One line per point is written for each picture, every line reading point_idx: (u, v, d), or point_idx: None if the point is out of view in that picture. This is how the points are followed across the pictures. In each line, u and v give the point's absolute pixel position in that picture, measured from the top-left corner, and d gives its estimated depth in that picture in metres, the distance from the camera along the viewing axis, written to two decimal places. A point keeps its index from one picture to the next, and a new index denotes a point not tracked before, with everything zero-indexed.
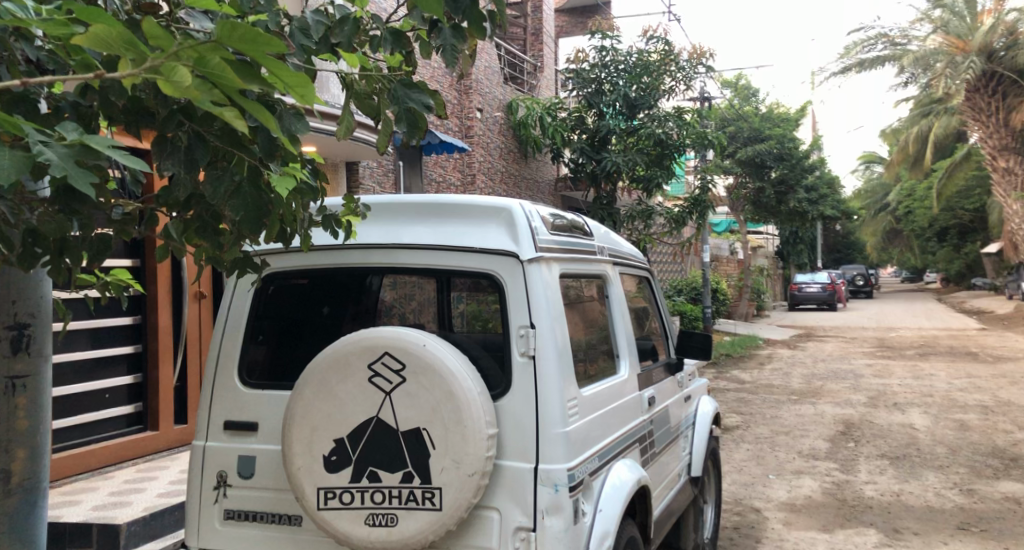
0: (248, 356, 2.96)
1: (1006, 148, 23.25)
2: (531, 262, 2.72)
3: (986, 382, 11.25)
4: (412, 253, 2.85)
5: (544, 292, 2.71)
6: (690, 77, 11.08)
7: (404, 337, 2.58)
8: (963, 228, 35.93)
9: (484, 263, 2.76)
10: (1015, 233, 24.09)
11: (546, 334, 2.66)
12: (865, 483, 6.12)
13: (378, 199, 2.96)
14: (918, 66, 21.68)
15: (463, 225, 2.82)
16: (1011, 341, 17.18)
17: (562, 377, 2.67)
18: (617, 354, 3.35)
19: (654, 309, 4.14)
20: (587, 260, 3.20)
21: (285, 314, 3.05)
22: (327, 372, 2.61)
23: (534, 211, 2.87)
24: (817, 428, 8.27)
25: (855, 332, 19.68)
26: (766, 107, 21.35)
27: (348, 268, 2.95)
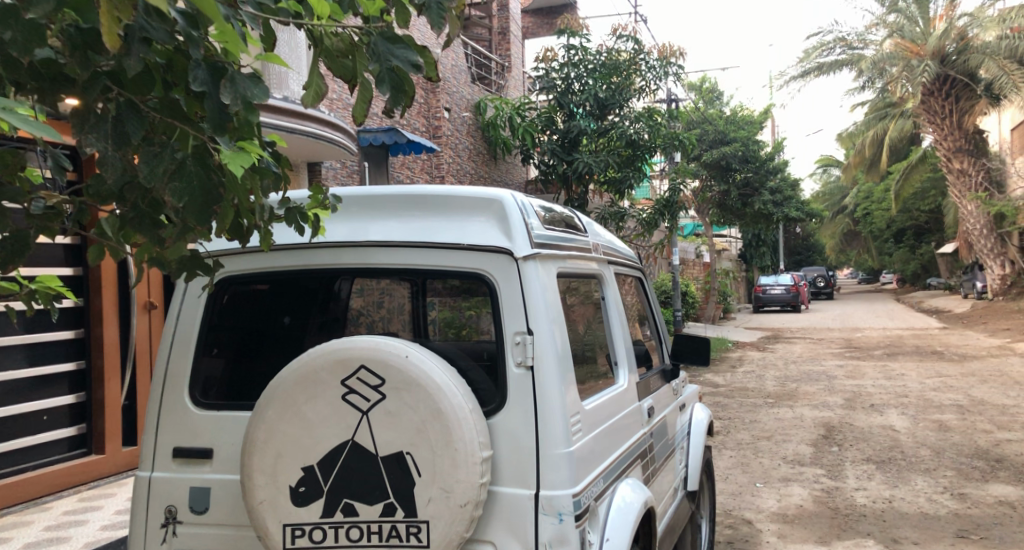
0: (202, 370, 2.59)
1: (960, 150, 23.69)
2: (526, 259, 2.40)
3: (957, 381, 11.24)
4: (391, 251, 2.51)
5: (541, 293, 2.39)
6: (660, 78, 10.89)
7: (383, 348, 2.24)
8: (919, 230, 36.64)
9: (471, 263, 2.44)
10: (972, 234, 24.51)
11: (546, 341, 2.34)
12: (855, 489, 5.93)
13: (349, 191, 2.62)
14: (875, 71, 22.00)
15: (447, 220, 2.49)
16: (974, 339, 17.37)
17: (563, 389, 2.35)
18: (615, 363, 3.06)
19: (647, 313, 3.85)
20: (582, 259, 2.89)
21: (242, 325, 2.67)
22: (293, 389, 2.25)
23: (526, 203, 2.55)
24: (798, 432, 8.11)
25: (822, 334, 19.75)
26: (730, 110, 21.43)
27: (317, 270, 2.60)
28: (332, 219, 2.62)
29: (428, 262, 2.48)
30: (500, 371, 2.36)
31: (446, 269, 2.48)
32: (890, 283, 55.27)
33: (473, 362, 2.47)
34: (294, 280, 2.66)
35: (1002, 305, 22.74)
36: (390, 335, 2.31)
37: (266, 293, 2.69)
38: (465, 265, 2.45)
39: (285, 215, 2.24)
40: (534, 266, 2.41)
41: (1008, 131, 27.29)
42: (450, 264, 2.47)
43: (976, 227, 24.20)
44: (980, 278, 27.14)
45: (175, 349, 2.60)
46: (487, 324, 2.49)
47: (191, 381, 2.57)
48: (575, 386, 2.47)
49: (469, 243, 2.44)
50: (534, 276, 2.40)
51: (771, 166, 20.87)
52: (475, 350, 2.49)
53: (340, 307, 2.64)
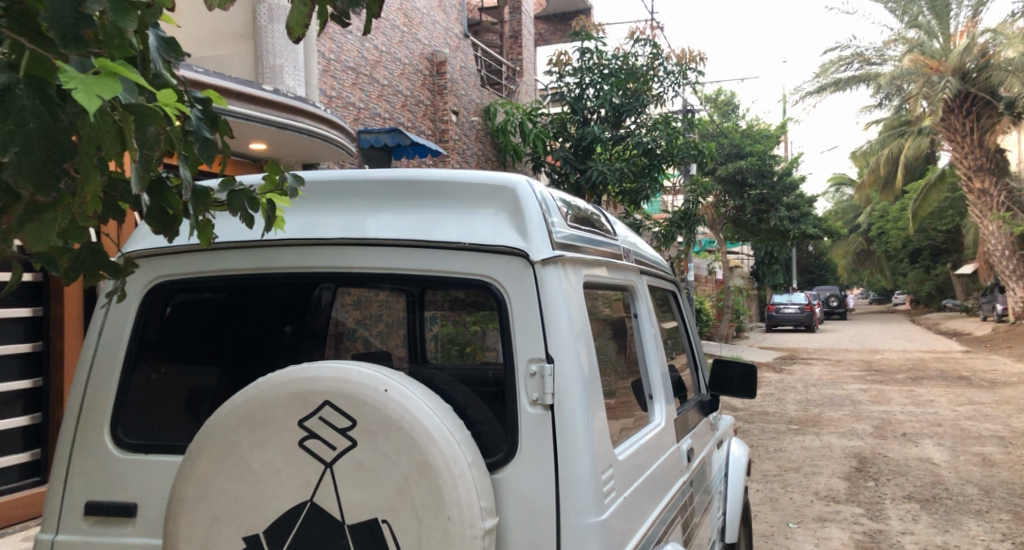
0: (190, 381, 2.15)
1: (981, 169, 22.94)
2: (546, 264, 1.84)
3: (992, 410, 10.56)
4: (371, 252, 1.97)
5: (566, 309, 1.83)
6: (679, 84, 10.35)
7: (355, 380, 1.68)
8: (935, 250, 35.87)
9: (475, 269, 1.90)
10: (993, 255, 23.74)
11: (572, 375, 1.77)
12: (902, 533, 5.31)
13: (317, 175, 2.10)
14: (892, 87, 21.38)
15: (446, 212, 1.94)
16: (1000, 364, 16.66)
17: (593, 436, 1.78)
18: (650, 396, 2.50)
19: (680, 334, 3.26)
20: (612, 266, 2.33)
21: (208, 336, 2.21)
22: (237, 432, 1.70)
23: (546, 193, 2.00)
24: (829, 463, 7.49)
25: (840, 355, 19.04)
26: (746, 124, 20.86)
27: (282, 277, 2.07)
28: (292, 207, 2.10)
29: (416, 265, 1.93)
30: (512, 413, 1.81)
31: (444, 278, 1.93)
32: (903, 303, 54.39)
33: (477, 395, 1.94)
34: (262, 286, 2.15)
35: None
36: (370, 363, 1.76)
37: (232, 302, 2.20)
38: (468, 271, 1.90)
39: (227, 199, 1.70)
40: (558, 273, 1.85)
41: None
42: (448, 271, 1.92)
43: (997, 248, 23.47)
44: (1000, 300, 26.35)
45: (94, 375, 2.08)
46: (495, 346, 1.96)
47: (127, 416, 2.06)
48: (608, 432, 1.90)
49: (468, 240, 1.89)
50: (554, 286, 1.84)
51: (788, 182, 20.28)
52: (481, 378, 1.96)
53: (321, 318, 2.22)
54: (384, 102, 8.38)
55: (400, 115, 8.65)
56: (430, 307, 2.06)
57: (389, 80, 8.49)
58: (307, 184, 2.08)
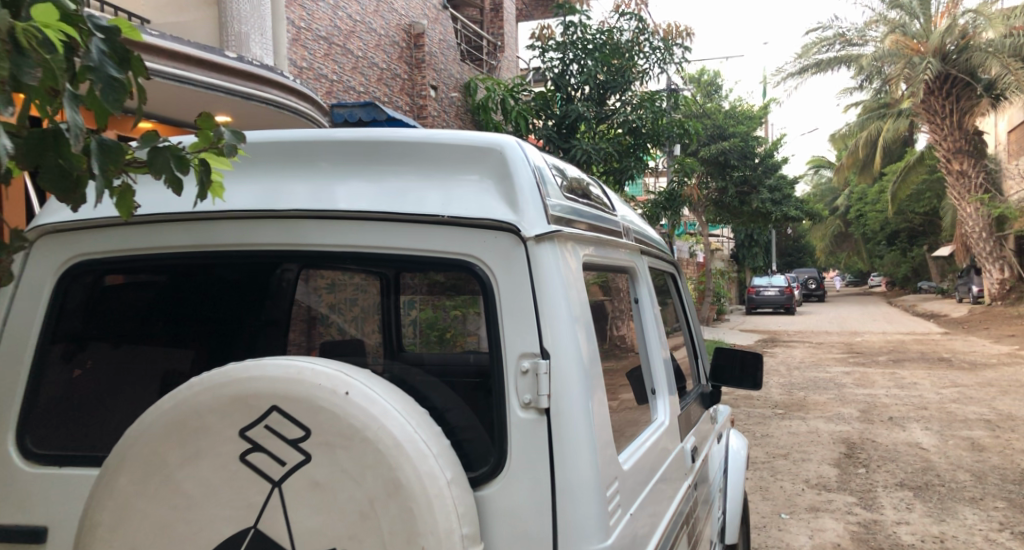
0: (161, 364, 1.97)
1: (959, 151, 22.66)
2: (539, 240, 1.54)
3: (976, 393, 10.46)
4: (333, 225, 1.66)
5: (563, 296, 1.54)
6: (665, 60, 10.04)
7: (308, 382, 1.38)
8: (913, 232, 35.99)
9: (455, 246, 1.60)
10: (971, 237, 23.75)
11: (571, 376, 1.48)
12: (897, 523, 5.13)
13: (265, 135, 1.79)
14: (873, 69, 21.15)
15: (420, 179, 1.64)
16: (980, 346, 16.68)
17: (596, 445, 1.50)
18: (653, 390, 2.22)
19: (679, 321, 2.98)
20: (612, 244, 2.04)
21: (153, 319, 1.98)
22: (167, 444, 1.40)
23: (538, 157, 1.71)
24: (817, 449, 7.32)
25: (821, 337, 19.00)
26: (729, 105, 20.63)
27: (230, 256, 1.78)
28: (236, 172, 1.77)
29: (386, 243, 1.64)
30: (501, 418, 1.53)
31: (419, 258, 1.64)
32: (880, 286, 54.88)
33: (460, 394, 1.66)
34: (209, 269, 1.89)
35: (1002, 310, 22.03)
36: (330, 361, 1.46)
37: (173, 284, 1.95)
38: (448, 250, 1.60)
39: (149, 158, 1.39)
40: (554, 251, 1.56)
41: (1003, 132, 26.63)
42: (423, 248, 1.62)
43: (974, 230, 23.48)
44: (976, 282, 26.45)
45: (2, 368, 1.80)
46: (478, 333, 1.67)
47: (55, 423, 1.81)
48: (612, 437, 1.63)
49: (448, 211, 1.59)
50: (550, 267, 1.54)
51: (769, 163, 20.14)
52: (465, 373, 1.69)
53: (282, 304, 2.02)
54: (359, 75, 8.01)
55: (376, 89, 8.30)
56: (404, 290, 1.79)
57: (364, 52, 8.12)
58: (259, 144, 1.76)
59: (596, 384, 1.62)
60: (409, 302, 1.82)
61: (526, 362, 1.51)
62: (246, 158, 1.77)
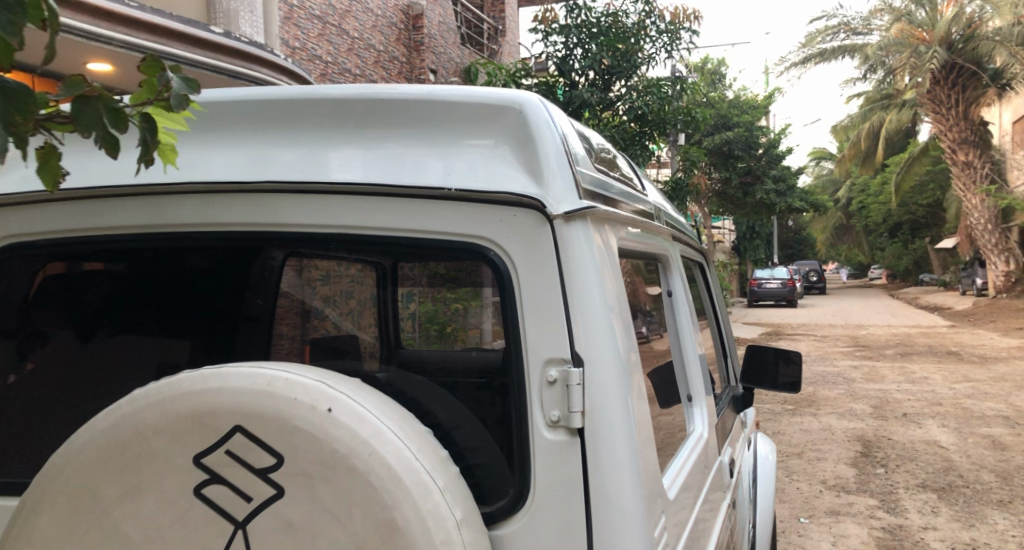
0: (157, 355, 1.73)
1: (965, 142, 22.09)
2: (570, 219, 1.25)
3: (990, 387, 10.18)
4: (315, 200, 1.37)
5: (599, 288, 1.24)
6: (672, 45, 9.69)
7: (281, 395, 1.08)
8: (916, 224, 35.65)
9: (464, 227, 1.31)
10: (975, 229, 23.40)
11: (610, 390, 1.19)
12: (924, 529, 4.85)
13: (234, 94, 1.51)
14: (878, 58, 20.72)
15: (421, 146, 1.35)
16: (987, 339, 16.41)
17: (641, 473, 1.21)
18: (689, 397, 1.94)
19: (708, 316, 2.69)
20: (646, 229, 1.75)
21: (127, 306, 1.74)
22: (101, 475, 1.11)
23: (564, 120, 1.42)
24: (833, 448, 7.04)
25: (826, 330, 18.71)
26: (732, 94, 20.25)
27: (192, 240, 1.48)
28: (196, 138, 1.50)
29: (380, 223, 1.34)
30: (522, 439, 1.24)
31: (419, 243, 1.34)
32: (881, 279, 54.54)
33: (470, 407, 1.39)
34: (179, 254, 1.61)
35: (1007, 303, 21.71)
36: (312, 369, 1.17)
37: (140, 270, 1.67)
38: (456, 232, 1.31)
39: (74, 115, 1.28)
40: (587, 234, 1.26)
41: (1008, 122, 26.23)
42: (425, 230, 1.33)
43: (979, 222, 23.03)
44: (980, 274, 26.10)
45: None
46: (482, 326, 1.43)
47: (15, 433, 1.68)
48: (655, 460, 1.34)
49: (452, 184, 1.30)
50: (582, 252, 1.24)
51: (773, 154, 19.79)
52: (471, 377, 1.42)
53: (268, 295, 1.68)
54: (355, 57, 7.70)
55: (373, 72, 7.99)
56: (406, 281, 1.52)
57: (360, 33, 7.81)
58: (228, 106, 1.48)
59: (639, 394, 1.33)
60: (409, 294, 1.55)
61: (551, 370, 1.22)
62: (213, 121, 1.50)
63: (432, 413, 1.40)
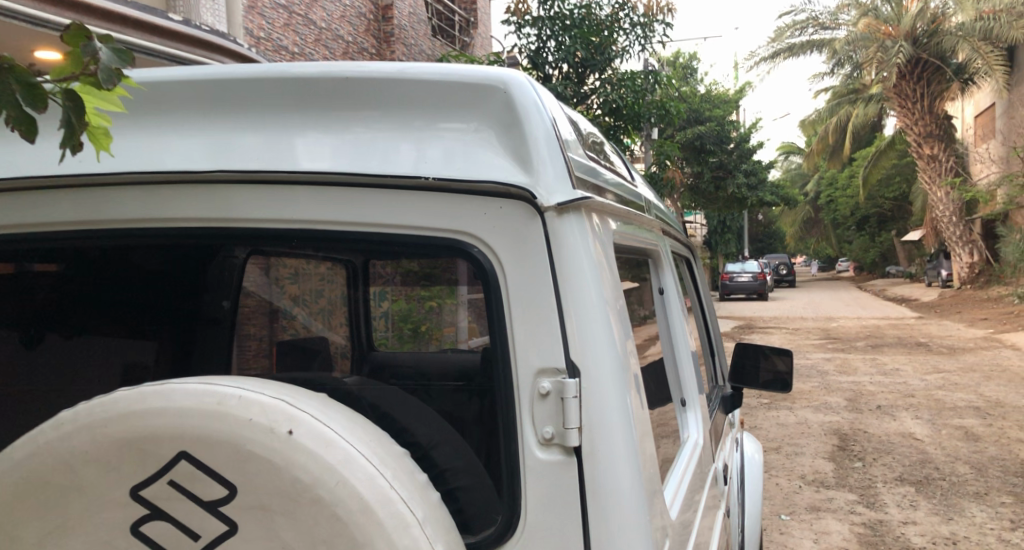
0: (124, 354, 1.84)
1: (930, 136, 21.98)
2: (563, 212, 1.11)
3: (960, 378, 10.28)
4: (272, 191, 1.23)
5: (598, 288, 1.11)
6: (646, 38, 9.59)
7: (232, 417, 0.93)
8: (882, 218, 36.15)
9: (443, 223, 1.17)
10: (941, 222, 23.70)
11: (611, 406, 1.06)
12: (904, 524, 4.82)
13: (181, 73, 1.35)
14: (846, 53, 20.83)
15: (394, 131, 1.21)
16: (954, 330, 16.63)
17: (645, 494, 1.09)
18: (682, 402, 1.83)
19: (696, 315, 2.57)
20: (637, 224, 1.63)
21: (88, 308, 1.82)
22: (23, 511, 0.96)
23: (553, 102, 1.29)
24: (810, 442, 7.02)
25: (797, 323, 18.83)
26: (704, 89, 20.27)
27: (130, 240, 1.33)
28: (139, 123, 1.34)
29: (347, 217, 1.20)
30: (511, 459, 1.11)
31: (395, 240, 1.20)
32: (847, 272, 55.33)
33: (449, 420, 1.26)
34: (125, 254, 1.52)
35: (971, 293, 22.05)
36: (273, 385, 1.03)
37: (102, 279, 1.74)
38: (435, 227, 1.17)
39: None
40: (582, 229, 1.13)
41: (971, 116, 26.64)
42: (403, 224, 1.18)
43: (945, 215, 23.20)
44: (944, 266, 26.51)
45: None
46: (460, 325, 1.31)
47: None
48: (656, 476, 1.23)
49: (429, 172, 1.15)
50: (578, 249, 1.11)
51: (745, 148, 19.87)
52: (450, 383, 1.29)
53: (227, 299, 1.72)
54: (322, 48, 7.50)
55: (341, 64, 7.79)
56: (378, 280, 1.39)
57: (328, 23, 7.61)
58: (176, 86, 1.33)
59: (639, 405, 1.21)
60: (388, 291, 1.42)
61: (543, 380, 1.09)
62: (157, 102, 1.35)
63: (409, 430, 1.27)
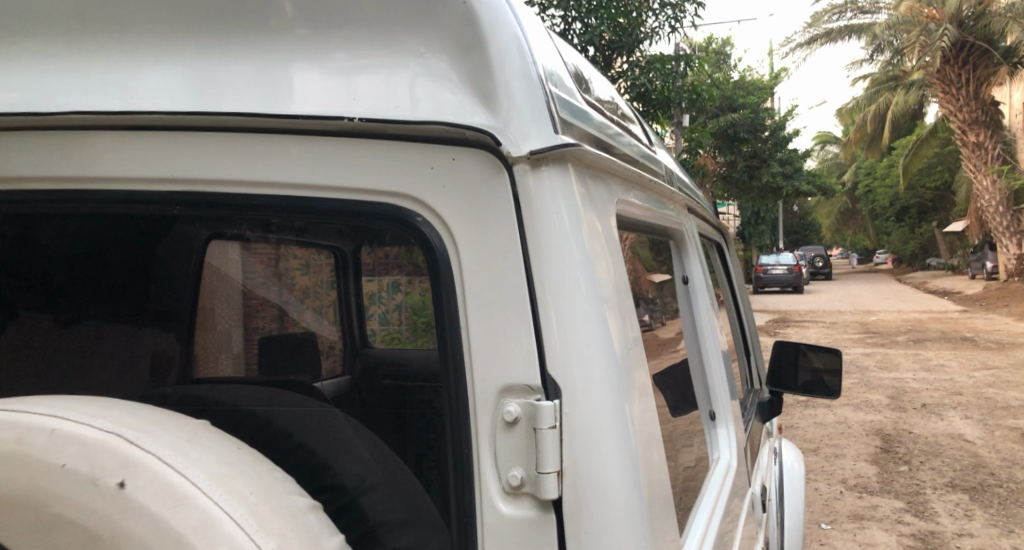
0: (154, 340, 1.43)
1: (975, 122, 21.06)
2: (538, 163, 0.87)
3: (1011, 376, 9.70)
4: (133, 138, 1.02)
5: (590, 273, 0.86)
6: (676, 18, 9.13)
7: (38, 460, 0.83)
8: (923, 208, 34.99)
9: (380, 195, 0.95)
10: (986, 212, 22.70)
11: (600, 423, 0.83)
12: (959, 536, 4.43)
13: None
14: (887, 37, 19.91)
15: (351, 57, 0.95)
16: (1002, 324, 15.90)
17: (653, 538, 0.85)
18: (710, 415, 1.51)
19: (728, 307, 2.23)
20: (660, 192, 1.33)
21: (79, 288, 1.47)
22: None
23: (537, 30, 1.01)
24: (850, 443, 6.60)
25: (834, 317, 18.19)
26: (738, 75, 19.61)
27: (1, 204, 1.11)
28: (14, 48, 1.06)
29: (246, 175, 0.99)
30: (461, 493, 0.90)
31: (333, 213, 0.99)
32: (884, 262, 53.85)
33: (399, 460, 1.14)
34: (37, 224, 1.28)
35: (1018, 286, 21.09)
36: (139, 411, 0.93)
37: (43, 247, 1.40)
38: (360, 186, 0.96)
39: None
40: (566, 183, 0.88)
41: (1019, 101, 25.47)
42: (335, 187, 0.97)
43: (990, 204, 22.21)
44: (989, 258, 25.48)
45: None
46: None
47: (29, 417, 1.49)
48: (668, 494, 0.97)
49: (382, 114, 0.91)
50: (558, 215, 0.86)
51: (780, 136, 19.23)
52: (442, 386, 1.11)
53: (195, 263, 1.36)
54: None
55: None
56: (376, 274, 1.11)
57: None
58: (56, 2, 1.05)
59: (646, 415, 0.94)
60: (390, 283, 1.11)
61: (506, 399, 0.86)
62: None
63: (331, 466, 1.13)
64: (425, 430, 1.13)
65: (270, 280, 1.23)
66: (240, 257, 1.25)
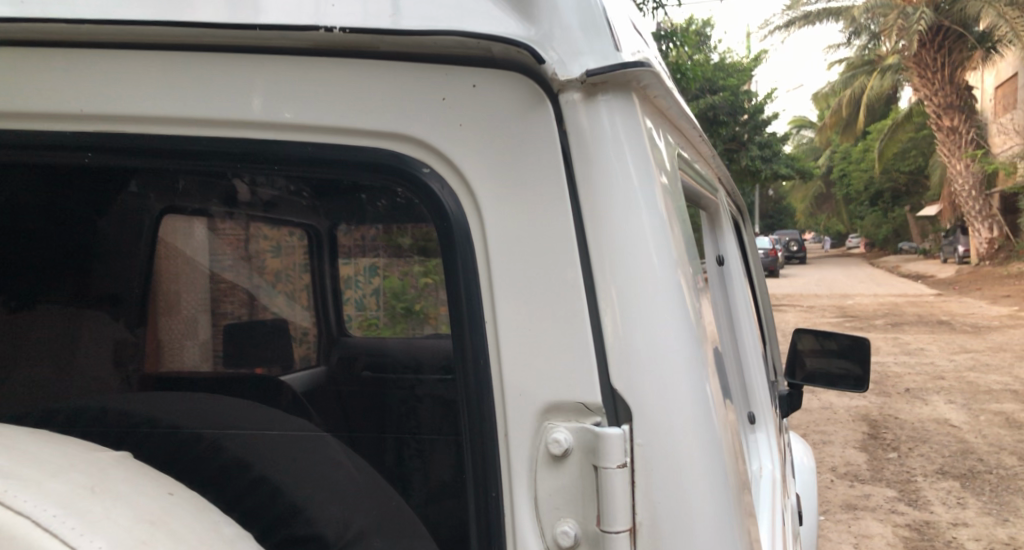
0: (110, 325, 1.14)
1: (950, 106, 21.05)
2: (594, 92, 0.84)
3: (991, 359, 9.70)
4: (32, 59, 0.91)
5: (660, 231, 0.84)
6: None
7: None
8: (896, 192, 35.23)
9: (359, 140, 0.91)
10: (959, 196, 22.82)
11: (671, 414, 0.82)
12: (953, 526, 4.33)
13: None
14: (865, 21, 19.73)
15: None
16: (976, 307, 16.00)
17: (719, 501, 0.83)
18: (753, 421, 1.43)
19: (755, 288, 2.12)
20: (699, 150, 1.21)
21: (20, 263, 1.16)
22: None
23: None
24: (837, 429, 6.50)
25: (812, 301, 18.18)
26: (717, 58, 19.32)
27: None
28: None
29: (187, 107, 0.91)
30: (486, 516, 0.91)
31: (307, 161, 0.93)
32: (856, 247, 54.32)
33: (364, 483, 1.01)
34: None
35: (990, 270, 21.32)
36: (20, 443, 0.81)
37: None
38: (334, 122, 0.90)
39: None
40: (633, 118, 0.85)
41: (992, 87, 25.58)
42: (306, 126, 0.91)
43: (964, 188, 22.28)
44: (961, 242, 25.74)
45: None
46: None
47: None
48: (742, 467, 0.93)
49: (372, 26, 0.83)
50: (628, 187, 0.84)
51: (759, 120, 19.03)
52: (426, 374, 1.01)
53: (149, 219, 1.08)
54: None
55: None
56: (351, 256, 1.03)
57: None
58: None
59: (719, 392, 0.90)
60: (365, 270, 1.03)
61: (552, 421, 0.87)
62: None
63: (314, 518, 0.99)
64: (405, 418, 1.02)
65: (239, 264, 1.06)
66: (204, 238, 1.06)
